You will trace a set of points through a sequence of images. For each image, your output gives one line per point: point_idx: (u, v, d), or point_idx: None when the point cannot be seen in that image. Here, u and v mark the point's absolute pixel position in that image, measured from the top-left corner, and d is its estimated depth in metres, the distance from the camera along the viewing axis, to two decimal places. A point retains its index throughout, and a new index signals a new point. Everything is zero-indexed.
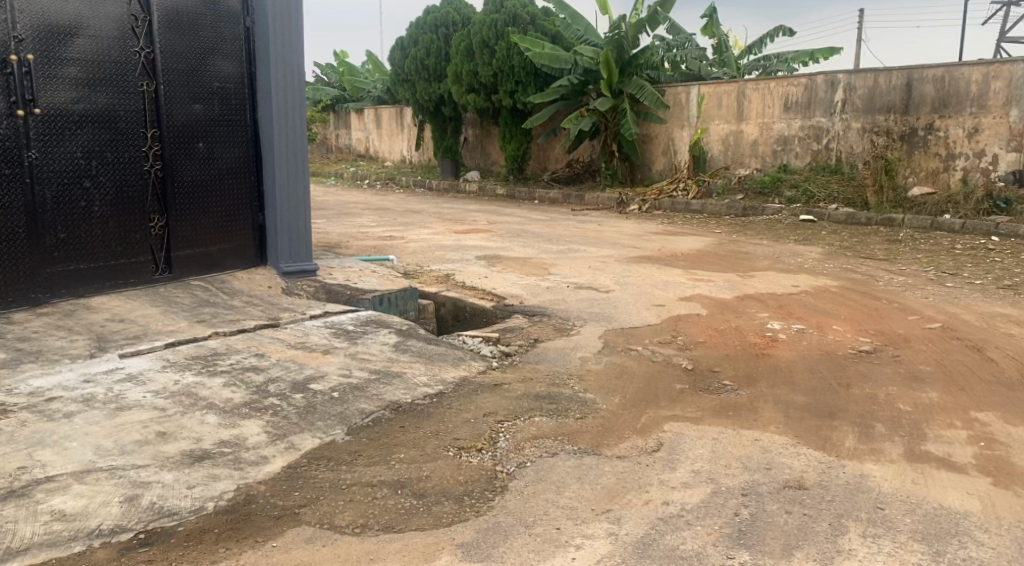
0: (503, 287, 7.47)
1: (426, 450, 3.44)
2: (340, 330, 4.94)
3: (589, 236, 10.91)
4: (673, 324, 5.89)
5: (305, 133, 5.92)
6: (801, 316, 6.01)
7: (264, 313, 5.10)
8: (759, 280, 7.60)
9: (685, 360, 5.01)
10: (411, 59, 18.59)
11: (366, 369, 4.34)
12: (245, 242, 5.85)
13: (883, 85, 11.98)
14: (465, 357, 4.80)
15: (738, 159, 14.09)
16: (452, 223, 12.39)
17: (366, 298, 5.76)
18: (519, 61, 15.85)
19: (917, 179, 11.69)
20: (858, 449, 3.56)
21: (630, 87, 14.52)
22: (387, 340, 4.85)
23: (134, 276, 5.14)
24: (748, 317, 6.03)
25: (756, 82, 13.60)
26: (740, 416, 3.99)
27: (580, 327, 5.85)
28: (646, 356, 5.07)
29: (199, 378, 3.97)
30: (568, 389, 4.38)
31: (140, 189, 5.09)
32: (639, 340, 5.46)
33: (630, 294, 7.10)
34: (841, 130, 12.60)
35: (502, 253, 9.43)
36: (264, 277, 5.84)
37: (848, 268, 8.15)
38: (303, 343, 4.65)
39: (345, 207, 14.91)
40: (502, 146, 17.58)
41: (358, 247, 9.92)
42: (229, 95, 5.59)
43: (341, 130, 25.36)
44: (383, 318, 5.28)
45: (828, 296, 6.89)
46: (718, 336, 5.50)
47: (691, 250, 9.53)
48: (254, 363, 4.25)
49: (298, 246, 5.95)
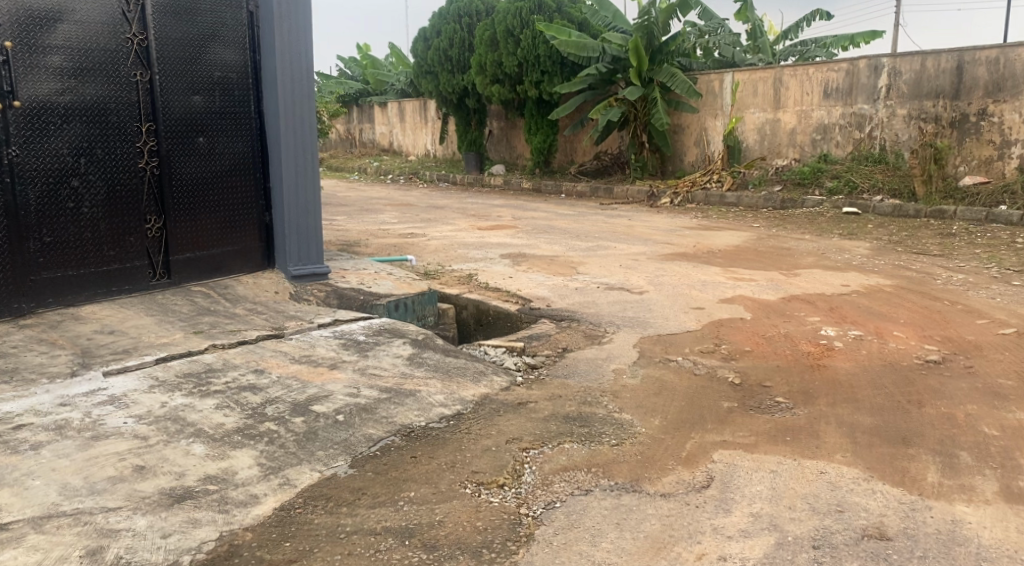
0: (528, 288, 6.99)
1: (439, 487, 3.00)
2: (350, 341, 4.51)
3: (618, 231, 10.39)
4: (714, 330, 5.38)
5: (315, 125, 5.50)
6: (857, 321, 5.45)
7: (268, 322, 4.69)
8: (805, 279, 7.03)
9: (731, 372, 4.50)
10: (434, 50, 18.14)
11: (376, 387, 3.90)
12: (251, 243, 5.46)
13: (931, 68, 11.27)
14: (487, 370, 4.34)
15: (775, 150, 13.44)
16: (475, 219, 11.95)
17: (381, 303, 5.31)
18: (545, 50, 15.31)
19: (969, 168, 10.98)
20: (944, 486, 3.04)
21: (660, 76, 13.94)
22: (401, 352, 4.41)
23: (129, 283, 4.76)
24: (797, 322, 5.49)
25: (794, 68, 12.95)
26: (799, 442, 3.49)
27: (612, 334, 5.37)
28: (686, 368, 4.58)
29: (189, 399, 3.57)
30: (602, 408, 3.90)
31: (135, 188, 4.71)
32: (679, 349, 4.97)
33: (665, 295, 6.58)
34: (885, 117, 11.90)
35: (527, 251, 8.96)
36: (271, 281, 5.43)
37: (900, 265, 7.54)
38: (308, 356, 4.22)
39: (366, 203, 14.54)
40: (528, 138, 17.08)
41: (378, 245, 9.50)
42: (232, 85, 5.19)
43: (365, 124, 25.01)
44: (398, 325, 4.84)
45: (884, 296, 6.31)
46: (766, 344, 4.98)
47: (729, 246, 8.98)
48: (252, 382, 3.83)
49: (308, 247, 5.53)
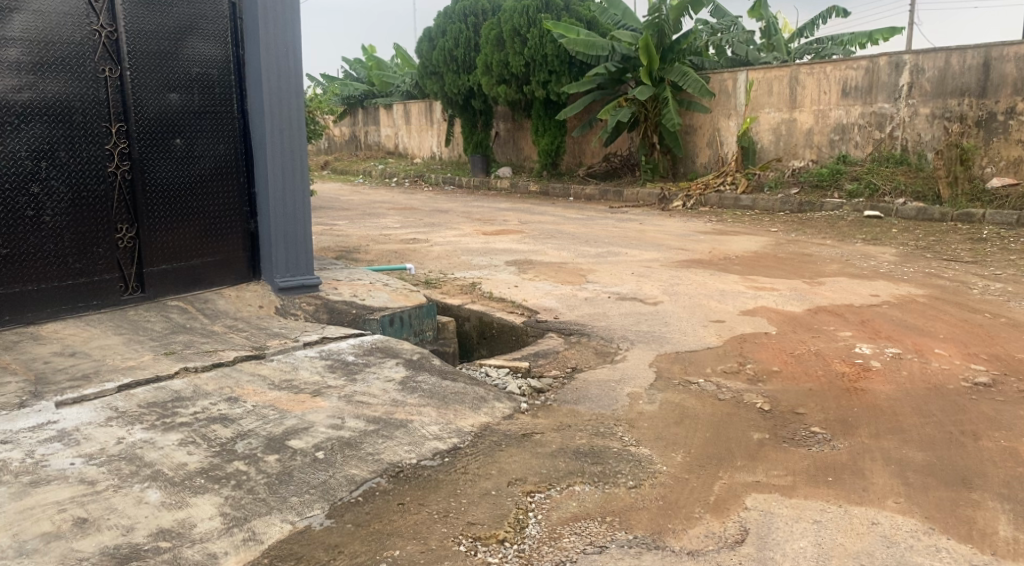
0: (534, 298, 6.57)
1: (430, 545, 2.60)
2: (338, 362, 4.10)
3: (630, 236, 9.95)
4: (737, 347, 4.93)
5: (304, 125, 5.10)
6: (893, 336, 4.98)
7: (248, 341, 4.29)
8: (831, 289, 6.58)
9: (758, 396, 4.06)
10: (439, 50, 17.75)
11: (363, 417, 3.48)
12: (235, 253, 5.07)
13: (956, 65, 10.79)
14: (488, 395, 3.90)
15: (791, 150, 12.98)
16: (481, 223, 11.55)
17: (375, 318, 4.89)
18: (552, 49, 14.88)
19: (997, 169, 10.49)
20: (1019, 542, 2.60)
21: (671, 75, 13.50)
22: (393, 375, 3.98)
23: (98, 298, 4.39)
24: (827, 338, 5.02)
25: (811, 66, 12.48)
26: (844, 483, 3.04)
27: (626, 351, 4.94)
28: (708, 392, 4.14)
29: (150, 434, 3.16)
30: (616, 441, 3.47)
31: (104, 193, 4.34)
32: (699, 369, 4.54)
33: (682, 306, 6.14)
34: (907, 116, 11.42)
35: (534, 258, 8.54)
36: (256, 294, 5.02)
37: (932, 273, 7.07)
38: (290, 381, 3.81)
39: (369, 207, 14.18)
40: (535, 140, 16.66)
41: (378, 251, 9.10)
42: (213, 82, 4.81)
43: (370, 126, 24.64)
44: (391, 344, 4.41)
45: (918, 308, 5.84)
46: (794, 363, 4.54)
47: (747, 252, 8.53)
48: (224, 412, 3.42)
49: (297, 257, 5.14)
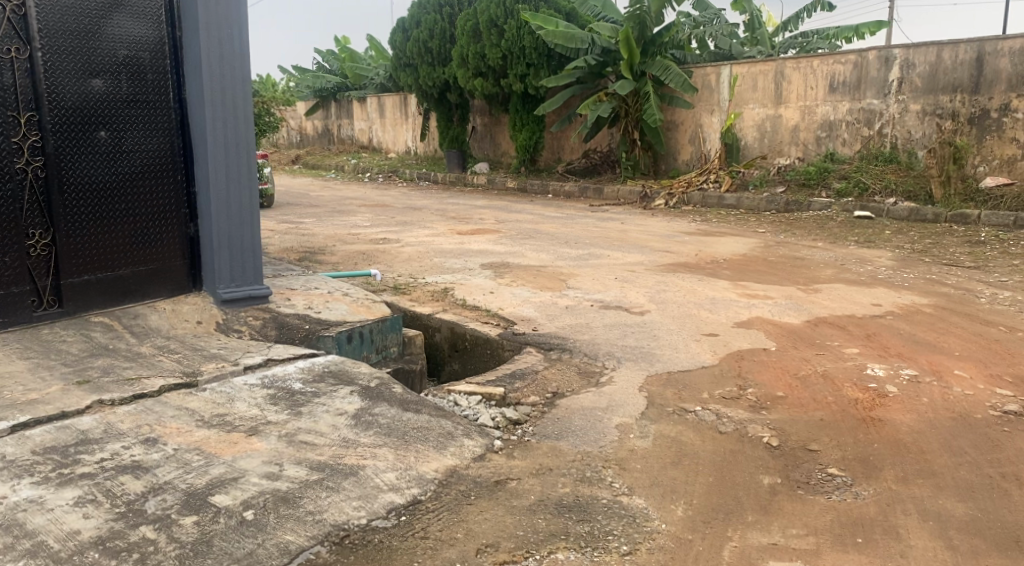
0: (511, 307, 6.04)
1: None
2: (282, 392, 3.54)
3: (612, 237, 9.46)
4: (734, 366, 4.45)
5: (252, 118, 4.53)
6: (905, 355, 4.53)
7: (180, 365, 3.71)
8: (828, 297, 6.13)
9: (764, 428, 3.57)
10: (413, 42, 17.16)
11: (306, 463, 2.95)
12: (172, 261, 4.48)
13: (948, 60, 10.43)
14: (456, 430, 3.36)
15: (776, 148, 12.57)
16: (455, 222, 10.98)
17: (330, 335, 4.33)
18: (530, 40, 14.35)
19: (989, 168, 10.14)
20: None
21: (653, 69, 13.01)
22: (346, 407, 3.43)
23: (3, 315, 3.80)
24: (833, 356, 4.56)
25: (797, 60, 12.06)
26: (876, 547, 2.56)
27: (612, 371, 4.43)
28: (707, 423, 3.64)
29: (38, 491, 2.58)
30: (606, 490, 2.96)
31: (12, 193, 3.74)
32: (695, 393, 4.04)
33: (670, 317, 5.65)
34: (897, 112, 11.05)
35: (511, 260, 8.02)
36: (194, 308, 4.43)
37: (933, 279, 6.66)
38: (222, 418, 3.25)
39: (340, 204, 13.56)
40: (513, 135, 16.11)
41: (344, 253, 8.52)
42: (144, 67, 4.21)
43: (343, 120, 23.93)
44: (345, 367, 3.86)
45: (925, 319, 5.40)
46: (800, 387, 4.06)
47: (735, 255, 8.09)
48: (137, 460, 2.85)
49: (243, 265, 4.58)
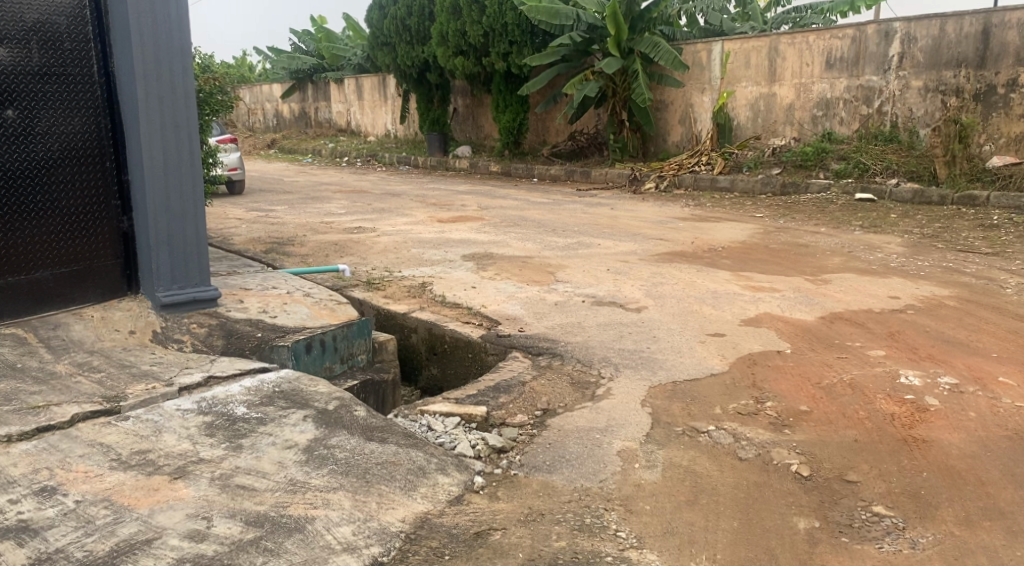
0: (495, 303, 5.49)
1: None
2: (221, 420, 2.95)
3: (601, 223, 8.92)
4: (748, 374, 3.93)
5: (194, 96, 3.88)
6: (940, 359, 4.03)
7: (101, 387, 3.11)
8: (840, 289, 5.63)
9: (791, 454, 3.05)
10: (391, 19, 16.51)
11: (242, 516, 2.38)
12: (102, 260, 3.88)
13: (953, 34, 9.91)
14: (429, 464, 2.80)
15: (770, 128, 12.05)
16: (436, 209, 10.41)
17: (286, 344, 3.73)
18: (513, 17, 13.68)
19: (996, 147, 9.66)
20: None
21: (641, 46, 12.39)
22: (296, 438, 2.86)
23: None
24: (859, 361, 4.04)
25: (792, 35, 11.51)
26: None
27: (609, 381, 3.88)
28: (724, 448, 3.11)
29: None
30: (610, 543, 2.43)
31: None
32: (708, 409, 3.51)
33: (670, 313, 5.12)
34: (898, 89, 10.53)
35: (494, 250, 7.46)
36: (128, 315, 3.83)
37: (951, 267, 6.18)
38: (143, 455, 2.66)
39: (315, 190, 12.91)
40: (496, 116, 15.47)
41: (316, 244, 7.93)
42: (59, 35, 3.57)
43: (321, 103, 23.17)
44: (300, 386, 3.28)
45: (951, 314, 4.90)
46: (827, 401, 3.54)
47: (733, 242, 7.58)
48: (26, 519, 2.27)
49: (186, 264, 3.98)
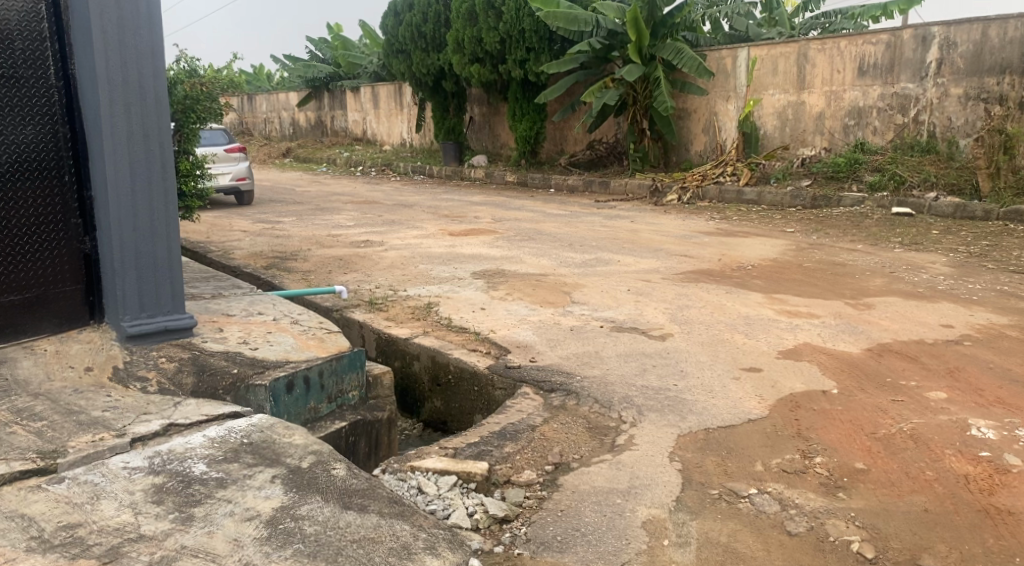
0: (505, 328, 5.02)
1: None
2: (173, 482, 2.50)
3: (621, 238, 8.43)
4: (791, 420, 3.42)
5: (166, 102, 3.45)
6: (1013, 405, 3.50)
7: (39, 440, 2.68)
8: (885, 315, 5.11)
9: (851, 529, 2.55)
10: (406, 26, 16.16)
11: None
12: (60, 286, 3.49)
13: (995, 38, 9.33)
14: (417, 542, 2.32)
15: (799, 137, 11.50)
16: (448, 221, 9.97)
17: (264, 385, 3.23)
18: (530, 23, 13.25)
19: None
20: None
21: (664, 52, 11.91)
22: (259, 506, 2.40)
23: None
24: (919, 405, 3.53)
25: (822, 41, 10.98)
26: None
27: (631, 428, 3.39)
28: (769, 519, 2.61)
29: None
30: None
31: None
32: (747, 464, 3.02)
33: (699, 343, 4.62)
34: (936, 97, 9.97)
35: (506, 267, 7.00)
36: (87, 349, 3.42)
37: (1006, 291, 5.63)
38: (71, 532, 2.21)
39: (325, 201, 12.52)
40: (512, 125, 15.04)
41: (319, 259, 7.51)
42: (9, 33, 3.18)
43: (336, 110, 22.88)
44: (272, 438, 2.82)
45: (1016, 347, 4.37)
46: (887, 457, 3.03)
47: (764, 259, 7.07)
48: None
49: (156, 291, 3.56)
